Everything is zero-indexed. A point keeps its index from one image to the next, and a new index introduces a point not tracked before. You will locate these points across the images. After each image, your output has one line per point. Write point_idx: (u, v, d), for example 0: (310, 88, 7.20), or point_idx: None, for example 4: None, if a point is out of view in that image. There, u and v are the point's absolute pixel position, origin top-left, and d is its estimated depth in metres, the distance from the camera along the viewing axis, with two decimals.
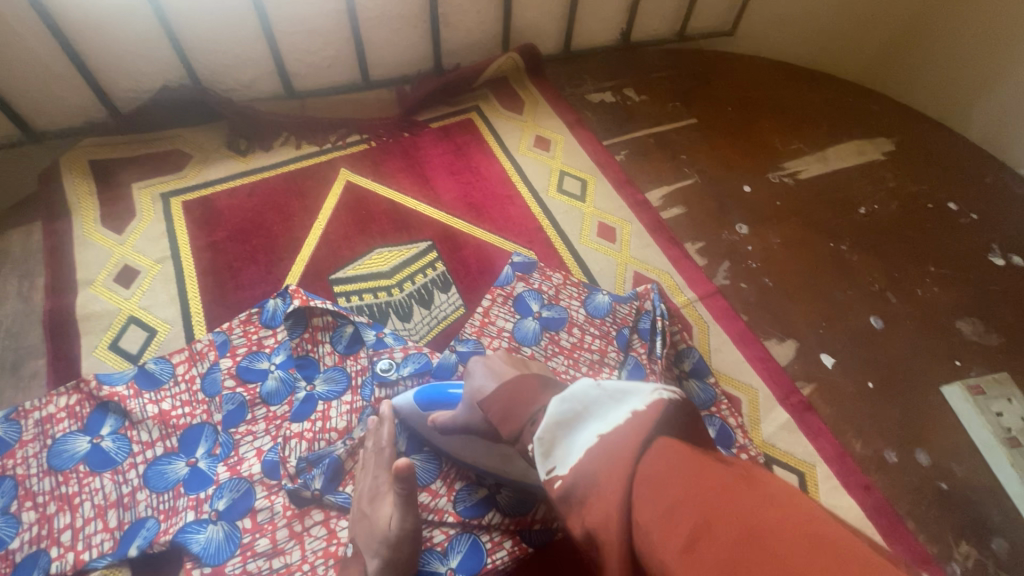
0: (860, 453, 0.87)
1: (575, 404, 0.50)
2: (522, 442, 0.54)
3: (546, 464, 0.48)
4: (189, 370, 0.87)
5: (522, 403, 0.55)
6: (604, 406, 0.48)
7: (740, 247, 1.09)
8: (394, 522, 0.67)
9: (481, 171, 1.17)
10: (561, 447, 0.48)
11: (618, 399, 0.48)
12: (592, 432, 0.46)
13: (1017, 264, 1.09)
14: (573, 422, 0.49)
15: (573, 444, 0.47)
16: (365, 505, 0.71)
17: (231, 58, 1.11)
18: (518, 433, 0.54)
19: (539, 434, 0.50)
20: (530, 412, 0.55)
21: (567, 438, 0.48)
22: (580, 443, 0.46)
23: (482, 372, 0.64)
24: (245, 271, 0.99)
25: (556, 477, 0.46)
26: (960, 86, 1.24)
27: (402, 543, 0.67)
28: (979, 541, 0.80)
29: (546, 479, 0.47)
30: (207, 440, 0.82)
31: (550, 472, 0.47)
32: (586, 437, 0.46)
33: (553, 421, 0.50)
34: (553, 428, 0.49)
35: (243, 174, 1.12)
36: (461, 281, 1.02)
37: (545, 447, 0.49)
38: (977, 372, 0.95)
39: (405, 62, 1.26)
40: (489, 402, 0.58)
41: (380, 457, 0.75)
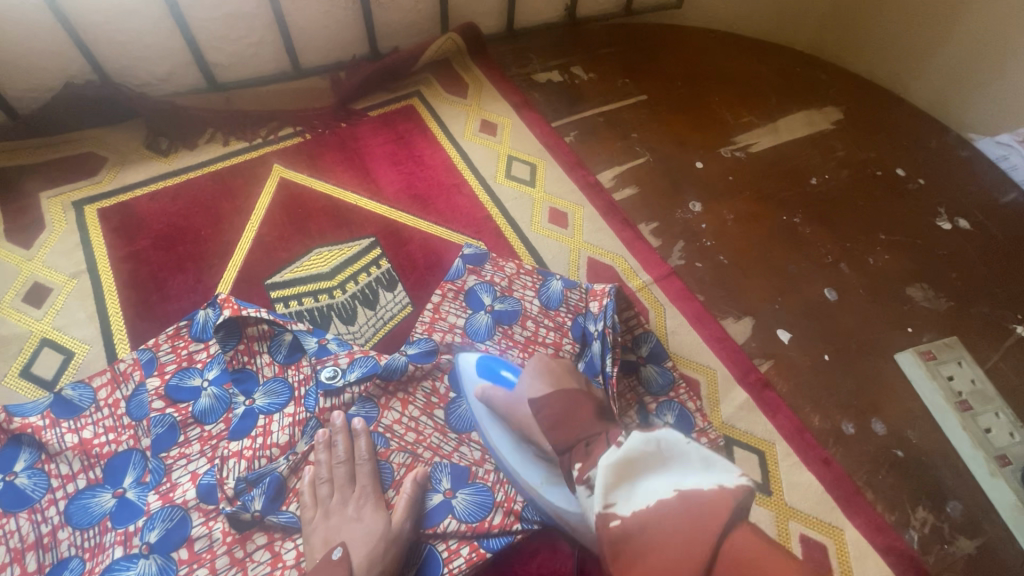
0: (818, 427, 0.86)
1: (656, 451, 0.55)
2: (567, 457, 0.65)
3: (607, 496, 0.54)
4: (112, 394, 0.80)
5: (574, 423, 0.67)
6: (681, 467, 0.54)
7: (694, 226, 1.07)
8: (395, 526, 0.70)
9: (425, 160, 1.11)
10: (624, 486, 0.54)
11: (696, 465, 0.53)
12: (668, 489, 0.52)
13: (963, 226, 1.10)
14: (648, 468, 0.54)
15: (640, 490, 0.53)
16: (349, 513, 0.71)
17: (142, 49, 1.02)
18: (568, 448, 0.65)
19: (604, 466, 0.55)
20: (579, 433, 0.66)
21: (633, 481, 0.54)
22: (652, 493, 0.53)
23: (541, 378, 0.73)
24: (171, 282, 0.92)
25: (615, 515, 0.52)
26: (903, 50, 1.24)
27: (400, 549, 0.69)
28: (935, 505, 0.81)
29: (602, 514, 0.53)
30: (135, 468, 0.76)
31: (606, 506, 0.53)
32: (656, 489, 0.53)
33: (624, 459, 0.55)
34: (620, 466, 0.55)
35: (165, 176, 1.04)
36: (408, 278, 0.97)
37: (613, 480, 0.54)
38: (928, 338, 0.96)
39: (337, 47, 1.18)
40: (543, 410, 0.69)
41: (361, 469, 0.75)
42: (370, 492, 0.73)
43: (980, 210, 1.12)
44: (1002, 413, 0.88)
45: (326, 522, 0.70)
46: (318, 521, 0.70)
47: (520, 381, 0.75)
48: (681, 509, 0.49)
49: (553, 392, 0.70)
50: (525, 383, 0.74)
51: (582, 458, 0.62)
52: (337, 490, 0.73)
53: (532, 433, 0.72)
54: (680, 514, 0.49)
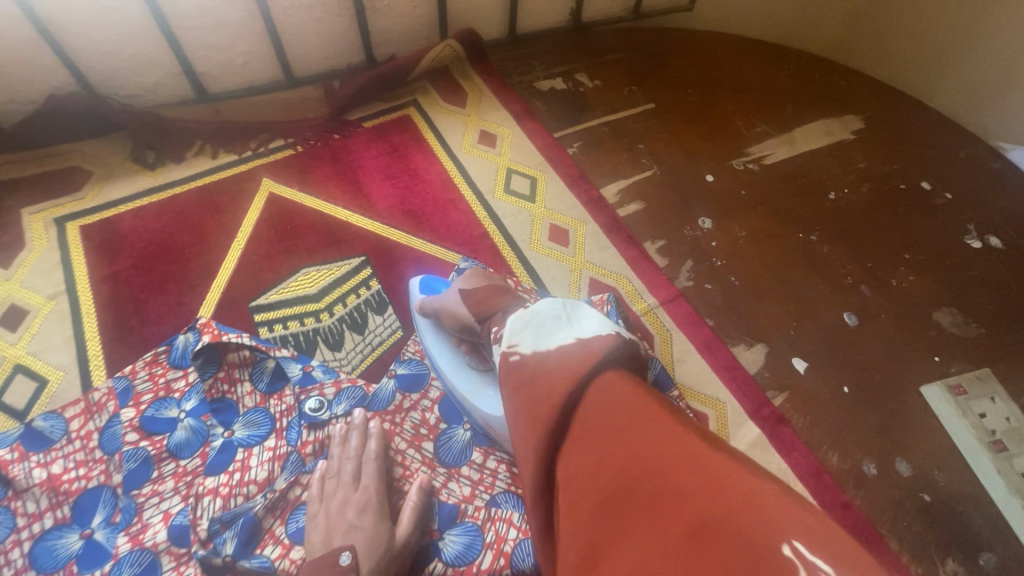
0: (837, 467, 0.80)
1: (566, 306, 0.52)
2: (488, 326, 0.62)
3: (509, 338, 0.52)
4: (84, 425, 0.76)
5: (493, 297, 0.64)
6: (584, 320, 0.51)
7: (704, 244, 1.01)
8: (401, 533, 0.66)
9: (420, 174, 1.06)
10: (528, 330, 0.51)
11: (597, 321, 0.50)
12: (567, 335, 0.49)
13: (996, 245, 1.02)
14: (557, 317, 0.51)
15: (543, 333, 0.50)
16: (349, 518, 0.65)
17: (127, 59, 0.98)
18: (487, 317, 0.63)
19: (514, 317, 0.54)
20: (500, 304, 0.63)
21: (538, 327, 0.51)
22: (553, 337, 0.49)
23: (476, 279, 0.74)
24: (152, 304, 0.88)
25: (515, 352, 0.50)
26: (928, 56, 1.17)
27: (402, 562, 0.64)
28: (966, 557, 0.74)
29: (505, 352, 0.51)
30: (105, 507, 0.71)
31: (508, 347, 0.51)
32: (558, 334, 0.49)
33: (534, 309, 0.53)
34: (528, 315, 0.53)
35: (151, 191, 1.00)
36: (399, 299, 0.92)
37: (520, 325, 0.52)
38: (958, 369, 0.88)
39: (332, 55, 1.14)
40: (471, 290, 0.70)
41: (365, 468, 0.71)
42: (371, 493, 0.68)
43: (1014, 227, 1.05)
44: None
45: (330, 523, 0.65)
46: (320, 515, 0.66)
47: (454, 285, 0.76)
48: (574, 349, 0.47)
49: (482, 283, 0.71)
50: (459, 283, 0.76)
51: (500, 322, 0.60)
52: (341, 489, 0.68)
53: (465, 320, 0.71)
54: (570, 351, 0.47)
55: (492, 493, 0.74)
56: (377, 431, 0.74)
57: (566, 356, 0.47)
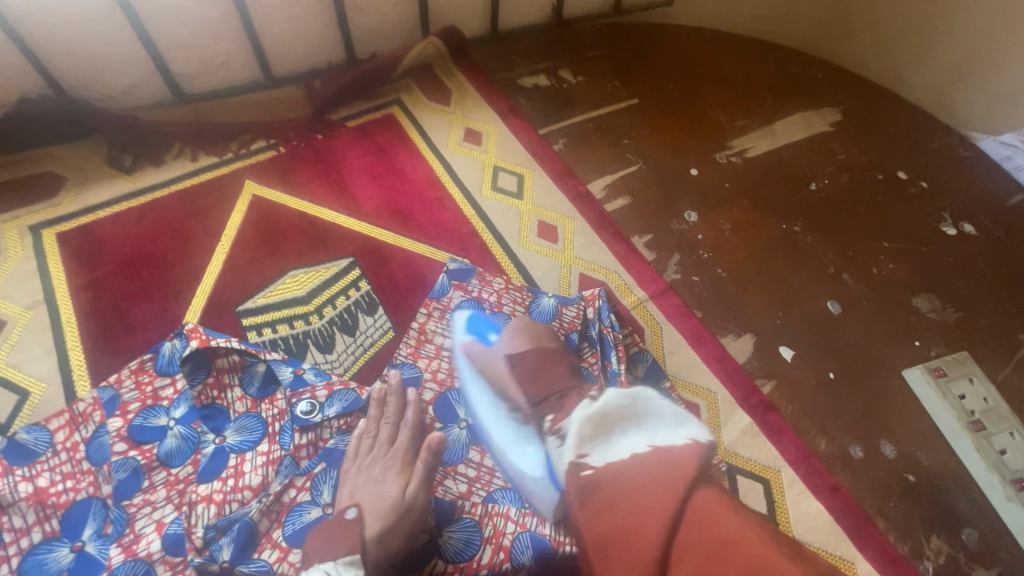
0: (825, 451, 0.82)
1: (630, 403, 0.62)
2: (541, 410, 0.71)
3: (580, 450, 0.58)
4: (70, 437, 0.75)
5: (544, 374, 0.73)
6: (655, 425, 0.58)
7: (689, 237, 1.02)
8: (412, 487, 0.67)
9: (406, 173, 1.05)
10: (599, 440, 0.58)
11: (669, 423, 0.58)
12: (641, 445, 0.55)
13: (969, 231, 1.06)
14: (627, 421, 0.60)
15: (614, 444, 0.57)
16: (374, 474, 0.69)
17: (100, 60, 0.96)
18: (541, 399, 0.71)
19: (580, 421, 0.61)
20: (551, 384, 0.72)
21: (607, 433, 0.59)
22: (626, 446, 0.56)
23: (520, 340, 0.78)
24: (135, 311, 0.87)
25: (587, 466, 0.56)
26: (901, 48, 1.20)
27: (415, 516, 0.65)
28: (950, 534, 0.76)
29: (573, 464, 0.57)
30: (95, 519, 0.70)
31: (578, 458, 0.57)
32: (632, 442, 0.56)
33: (605, 410, 0.62)
34: (597, 417, 0.61)
35: (131, 195, 0.98)
36: (389, 300, 0.92)
37: (591, 433, 0.59)
38: (937, 353, 0.91)
39: (312, 54, 1.12)
40: (515, 361, 0.76)
41: (400, 432, 0.73)
42: (401, 453, 0.71)
43: (986, 214, 1.08)
44: (1017, 432, 0.84)
45: (355, 484, 0.68)
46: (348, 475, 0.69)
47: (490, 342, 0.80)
48: (650, 457, 0.54)
49: (525, 351, 0.76)
50: (503, 338, 0.79)
51: (555, 411, 0.69)
52: (373, 451, 0.71)
53: (509, 389, 0.73)
54: (645, 457, 0.54)
55: (490, 489, 0.74)
56: (415, 397, 0.77)
57: (644, 482, 0.52)
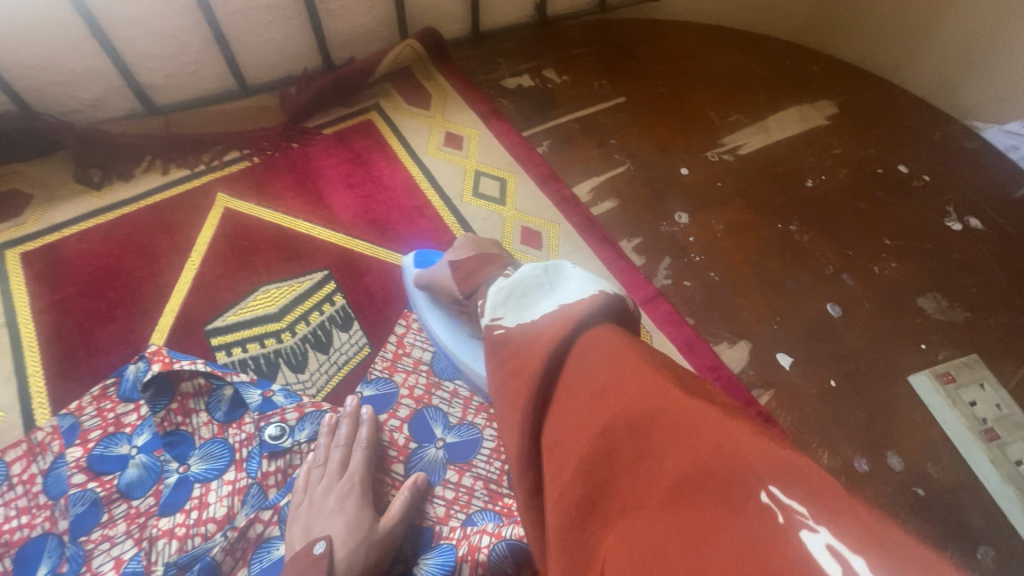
0: (828, 465, 0.77)
1: (548, 274, 0.55)
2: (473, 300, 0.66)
3: (495, 313, 0.56)
4: (27, 469, 0.70)
5: (477, 270, 0.67)
6: (565, 286, 0.52)
7: (681, 239, 0.98)
8: (385, 523, 0.64)
9: (384, 181, 1.01)
10: (510, 302, 0.55)
11: (580, 284, 0.52)
12: (550, 306, 0.50)
13: (976, 227, 1.01)
14: (540, 287, 0.54)
15: (527, 307, 0.53)
16: (331, 505, 0.64)
17: (63, 72, 0.92)
18: (471, 293, 0.66)
19: (498, 289, 0.58)
20: (482, 277, 0.66)
21: (521, 299, 0.55)
22: (537, 310, 0.51)
23: (461, 249, 0.73)
24: (100, 332, 0.83)
25: (500, 326, 0.54)
26: (900, 36, 1.14)
27: (382, 554, 0.61)
28: (964, 553, 0.71)
29: (489, 325, 0.55)
30: (50, 557, 0.65)
31: (494, 320, 0.55)
32: (542, 305, 0.51)
33: (519, 282, 0.56)
34: (510, 288, 0.57)
35: (98, 212, 0.94)
36: (365, 315, 0.87)
37: (506, 298, 0.56)
38: (945, 357, 0.86)
39: (287, 60, 1.09)
40: (457, 267, 0.70)
41: (354, 455, 0.69)
42: (358, 483, 0.67)
43: (992, 208, 1.03)
44: None
45: (312, 511, 0.63)
46: (302, 508, 0.64)
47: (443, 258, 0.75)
48: (558, 316, 0.48)
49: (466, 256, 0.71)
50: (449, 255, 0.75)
51: (482, 294, 0.63)
52: (326, 478, 0.66)
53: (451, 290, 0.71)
54: (550, 316, 0.49)
55: (469, 511, 0.70)
56: (368, 418, 0.73)
57: (547, 323, 0.48)
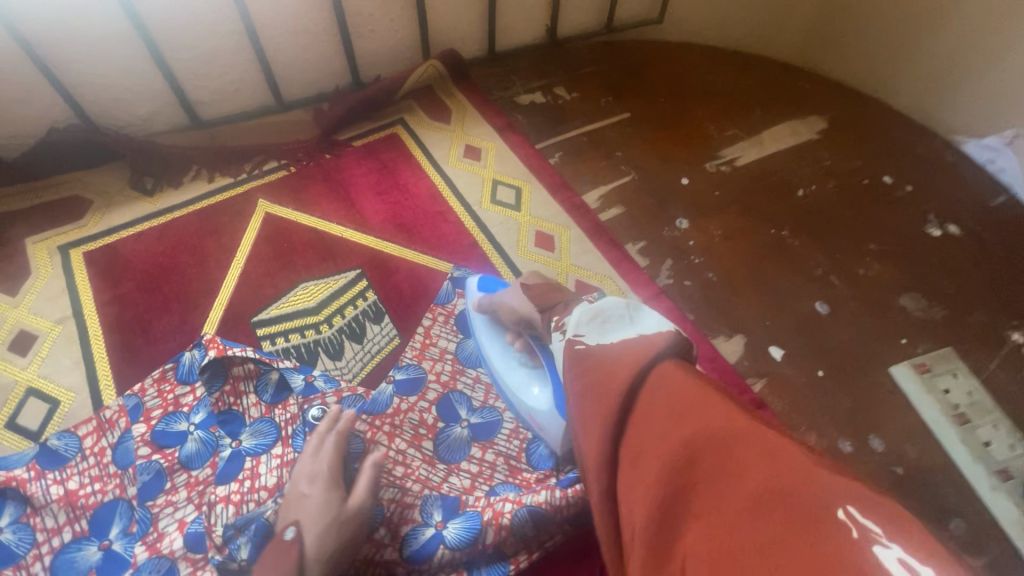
0: (815, 446, 0.85)
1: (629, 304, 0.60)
2: (546, 317, 0.71)
3: (577, 330, 0.60)
4: (98, 442, 0.79)
5: (553, 293, 0.73)
6: (644, 318, 0.58)
7: (681, 243, 1.06)
8: (350, 502, 0.67)
9: (409, 188, 1.11)
10: (593, 323, 0.60)
11: (658, 318, 0.57)
12: (631, 334, 0.56)
13: (954, 232, 1.09)
14: (621, 314, 0.60)
15: (608, 330, 0.58)
16: (301, 490, 0.68)
17: (124, 89, 1.02)
18: (548, 308, 0.72)
19: (580, 309, 0.63)
20: (558, 298, 0.72)
21: (602, 323, 0.59)
22: (618, 334, 0.57)
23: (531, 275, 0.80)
24: (157, 323, 0.92)
25: (580, 342, 0.59)
26: (886, 56, 1.24)
27: (352, 530, 0.65)
28: (938, 524, 0.79)
29: (569, 339, 0.60)
30: (121, 519, 0.74)
31: (575, 336, 0.60)
32: (623, 332, 0.57)
33: (600, 306, 0.61)
34: (593, 311, 0.61)
35: (151, 216, 1.04)
36: (395, 309, 0.96)
37: (588, 320, 0.60)
38: (922, 350, 0.94)
39: (320, 78, 1.19)
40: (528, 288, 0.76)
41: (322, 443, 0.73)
42: (325, 467, 0.70)
43: (970, 215, 1.12)
44: (1001, 425, 0.86)
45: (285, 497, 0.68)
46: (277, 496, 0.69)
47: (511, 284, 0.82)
48: (638, 342, 0.54)
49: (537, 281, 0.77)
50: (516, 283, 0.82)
51: (560, 313, 0.68)
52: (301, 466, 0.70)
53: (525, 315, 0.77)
54: (632, 344, 0.55)
55: (492, 484, 0.78)
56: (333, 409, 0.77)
57: (629, 348, 0.54)
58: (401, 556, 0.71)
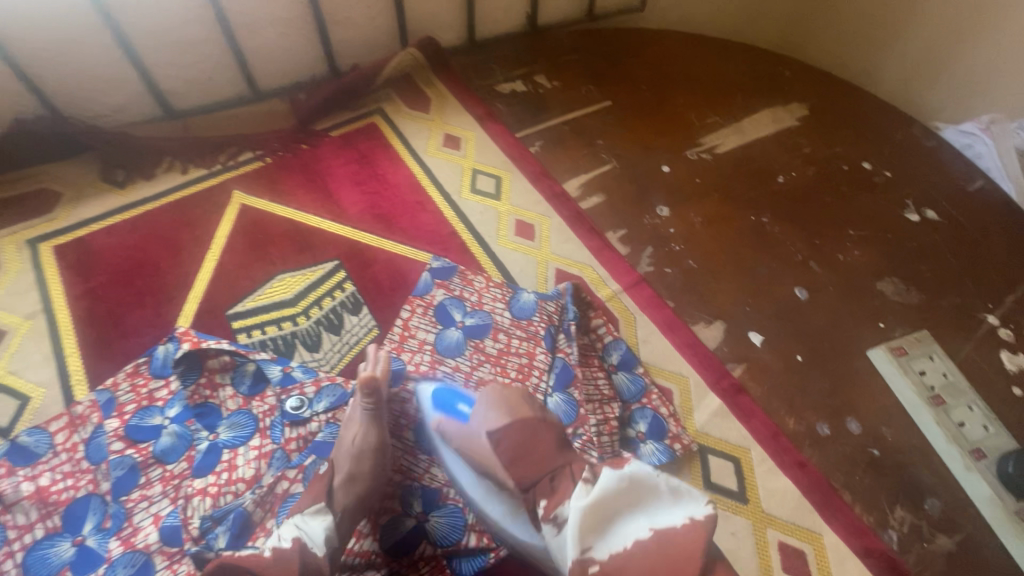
0: (793, 430, 0.85)
1: (629, 487, 0.54)
2: (529, 495, 0.58)
3: (584, 542, 0.53)
4: (69, 438, 0.78)
5: (531, 454, 0.60)
6: (652, 505, 0.54)
7: (662, 231, 1.06)
8: (364, 436, 0.71)
9: (388, 178, 1.10)
10: (598, 530, 0.54)
11: (666, 499, 0.53)
12: (642, 530, 0.52)
13: (931, 217, 1.10)
14: (627, 505, 0.54)
15: (616, 531, 0.53)
16: (339, 432, 0.74)
17: (91, 80, 1.00)
18: (531, 484, 0.59)
19: (575, 507, 0.54)
20: (543, 465, 0.60)
21: (607, 523, 0.54)
22: (626, 535, 0.53)
23: (491, 409, 0.63)
24: (130, 317, 0.90)
25: (593, 562, 0.52)
26: (866, 42, 1.25)
27: (370, 459, 0.70)
28: (913, 504, 0.80)
29: (578, 560, 0.52)
30: (95, 514, 0.73)
31: (584, 552, 0.53)
32: (631, 528, 0.53)
33: (598, 498, 0.54)
34: (593, 508, 0.54)
35: (123, 209, 1.02)
36: (373, 300, 0.95)
37: (591, 522, 0.54)
38: (899, 334, 0.95)
39: (296, 67, 1.17)
40: (498, 439, 0.61)
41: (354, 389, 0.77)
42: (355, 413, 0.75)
43: (947, 199, 1.12)
44: (975, 406, 0.87)
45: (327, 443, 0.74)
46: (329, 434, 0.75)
47: (474, 416, 0.65)
48: (655, 551, 0.50)
49: (510, 421, 0.61)
50: (476, 415, 0.65)
51: (548, 496, 0.57)
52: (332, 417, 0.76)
53: (493, 469, 0.61)
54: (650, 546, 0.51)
55: None
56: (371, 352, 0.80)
57: (648, 561, 0.50)
58: (380, 548, 0.72)
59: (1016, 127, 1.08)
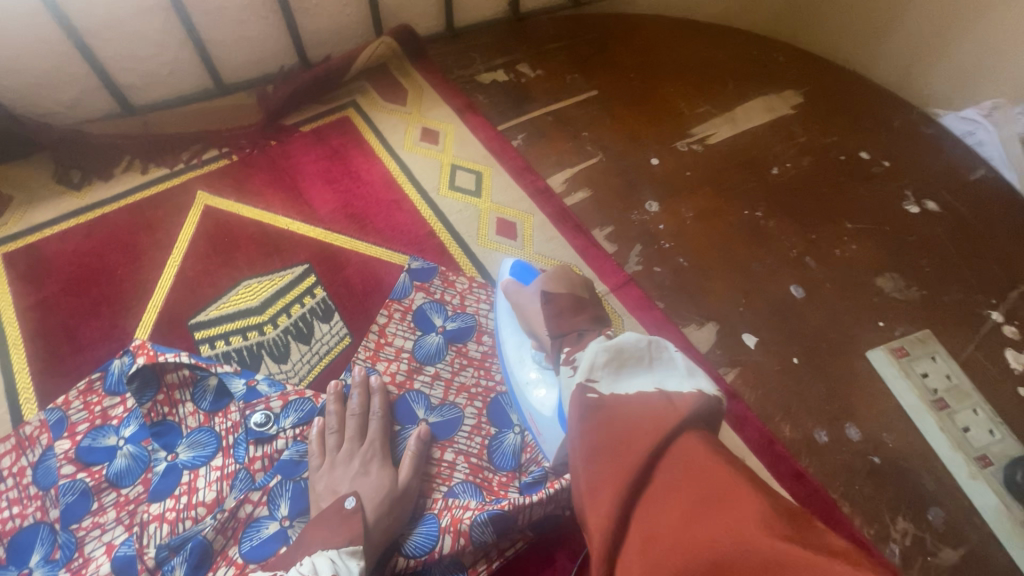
0: (789, 438, 0.81)
1: (650, 350, 0.52)
2: (558, 344, 0.63)
3: (591, 374, 0.51)
4: (16, 462, 0.72)
5: (571, 314, 0.65)
6: (667, 371, 0.50)
7: (651, 227, 1.01)
8: (402, 477, 0.70)
9: (362, 176, 1.04)
10: (609, 369, 0.51)
11: (682, 371, 0.50)
12: (650, 387, 0.49)
13: (932, 209, 1.05)
14: (642, 364, 0.51)
15: (625, 377, 0.50)
16: (356, 467, 0.69)
17: (39, 75, 0.93)
18: (560, 335, 0.64)
19: (596, 347, 0.52)
20: (576, 323, 0.64)
21: (619, 369, 0.51)
22: (635, 385, 0.50)
23: (552, 280, 0.73)
24: (85, 329, 0.85)
25: (595, 391, 0.50)
26: (864, 25, 1.19)
27: (404, 504, 0.68)
28: (916, 515, 0.76)
29: (581, 385, 0.51)
30: (42, 545, 0.67)
31: (588, 379, 0.51)
32: (641, 382, 0.50)
33: (618, 347, 0.52)
34: (613, 349, 0.52)
35: (78, 212, 0.95)
36: (345, 306, 0.90)
37: (605, 362, 0.51)
38: (900, 333, 0.91)
39: (264, 58, 1.10)
40: (550, 297, 0.69)
41: (371, 424, 0.75)
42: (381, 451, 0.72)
43: (948, 190, 1.07)
44: (980, 409, 0.83)
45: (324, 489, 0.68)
46: (323, 470, 0.70)
47: (538, 281, 0.75)
48: (656, 399, 0.48)
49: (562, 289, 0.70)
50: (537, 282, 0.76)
51: (573, 345, 0.61)
52: (346, 443, 0.71)
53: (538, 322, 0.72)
54: (653, 402, 0.48)
55: (450, 484, 0.74)
56: (377, 386, 0.78)
57: (647, 405, 0.48)
58: None
59: (1019, 113, 1.03)
